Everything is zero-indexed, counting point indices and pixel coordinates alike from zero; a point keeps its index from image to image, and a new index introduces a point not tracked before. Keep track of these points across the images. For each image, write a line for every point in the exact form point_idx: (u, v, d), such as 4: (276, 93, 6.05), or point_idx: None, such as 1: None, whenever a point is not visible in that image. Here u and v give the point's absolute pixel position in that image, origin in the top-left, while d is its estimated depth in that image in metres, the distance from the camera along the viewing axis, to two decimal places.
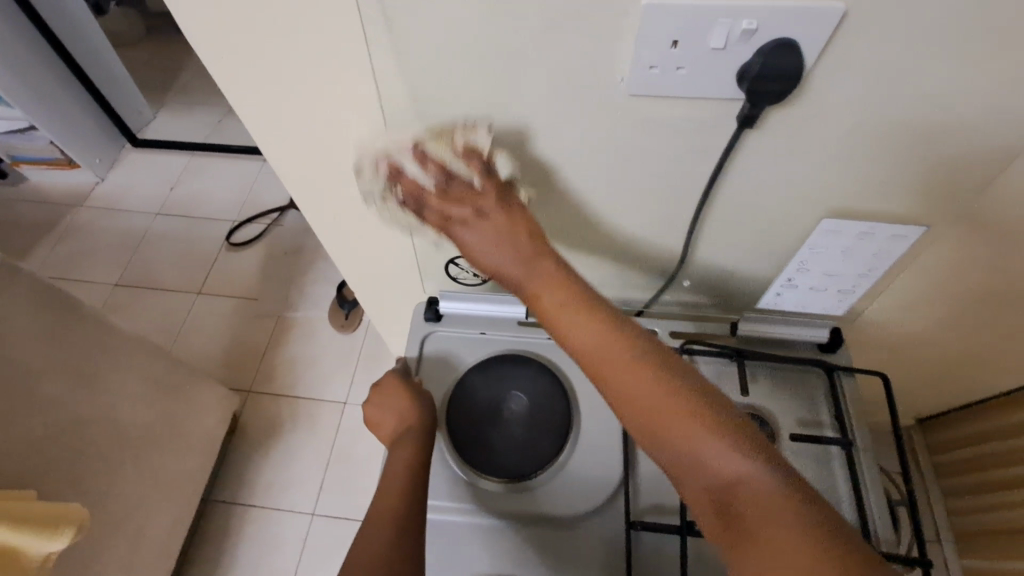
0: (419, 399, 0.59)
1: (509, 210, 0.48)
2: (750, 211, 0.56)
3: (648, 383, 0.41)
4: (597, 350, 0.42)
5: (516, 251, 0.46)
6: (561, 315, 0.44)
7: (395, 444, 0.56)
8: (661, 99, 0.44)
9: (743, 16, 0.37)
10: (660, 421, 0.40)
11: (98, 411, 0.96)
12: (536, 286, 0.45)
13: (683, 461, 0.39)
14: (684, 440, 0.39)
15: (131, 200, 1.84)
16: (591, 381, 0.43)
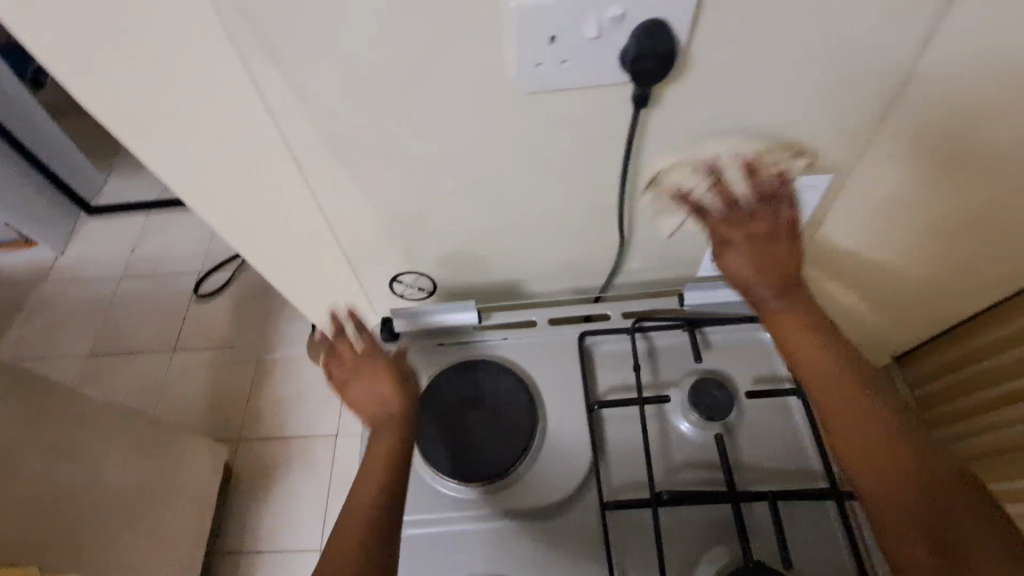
0: (404, 387, 0.57)
1: (771, 242, 0.54)
2: (670, 185, 0.57)
3: (836, 373, 0.49)
4: (830, 383, 0.49)
5: (768, 277, 0.53)
6: (800, 342, 0.51)
7: (377, 434, 0.56)
8: (556, 92, 0.46)
9: (609, 5, 0.39)
10: (875, 450, 0.46)
11: (84, 484, 0.95)
12: (774, 318, 0.53)
13: (897, 492, 0.44)
14: (903, 476, 0.45)
15: (94, 268, 1.82)
16: (814, 401, 0.50)
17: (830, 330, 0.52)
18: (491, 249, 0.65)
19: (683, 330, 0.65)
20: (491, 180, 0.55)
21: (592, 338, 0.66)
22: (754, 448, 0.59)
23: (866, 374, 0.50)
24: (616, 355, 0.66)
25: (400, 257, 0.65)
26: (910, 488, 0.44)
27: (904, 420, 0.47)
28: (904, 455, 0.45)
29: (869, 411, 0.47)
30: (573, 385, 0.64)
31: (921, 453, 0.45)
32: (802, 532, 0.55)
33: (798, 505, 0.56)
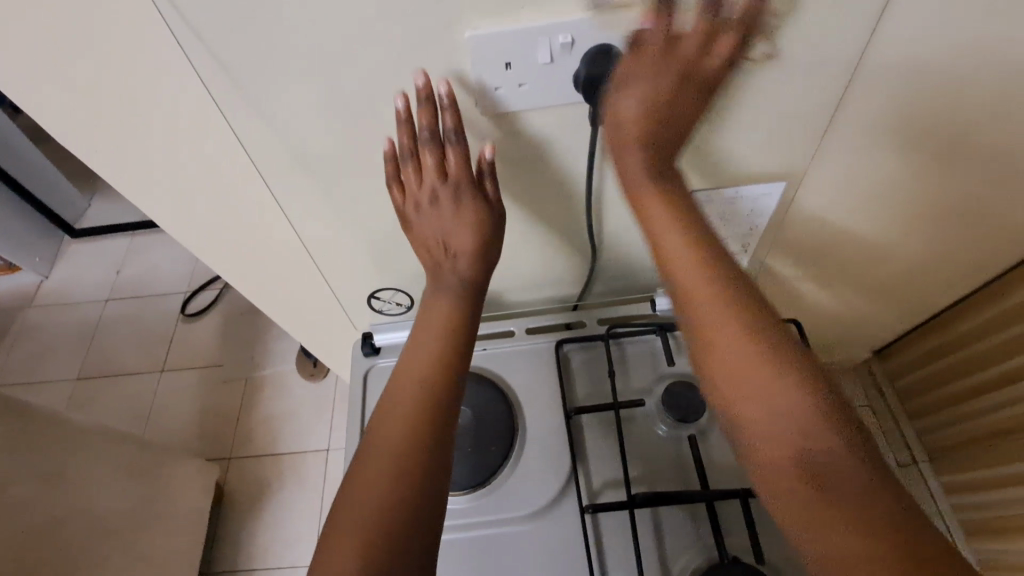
0: (488, 239, 0.51)
1: (686, 102, 0.46)
2: (635, 195, 0.60)
3: (725, 314, 0.47)
4: (716, 322, 0.47)
5: (668, 194, 0.49)
6: (691, 279, 0.48)
7: (448, 295, 0.52)
8: (516, 114, 0.48)
9: (558, 32, 0.42)
10: (761, 389, 0.45)
11: (72, 509, 0.95)
12: (676, 242, 0.49)
13: (776, 429, 0.43)
14: (784, 415, 0.43)
15: (79, 291, 1.82)
16: (698, 345, 0.48)
17: (753, 318, 0.47)
18: None
19: (656, 335, 0.67)
20: None
21: (568, 345, 0.68)
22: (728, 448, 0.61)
23: (796, 367, 0.45)
24: (593, 361, 0.68)
25: (378, 275, 0.67)
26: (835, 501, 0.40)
27: (831, 421, 0.43)
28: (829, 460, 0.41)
29: (797, 412, 0.43)
30: (551, 393, 0.66)
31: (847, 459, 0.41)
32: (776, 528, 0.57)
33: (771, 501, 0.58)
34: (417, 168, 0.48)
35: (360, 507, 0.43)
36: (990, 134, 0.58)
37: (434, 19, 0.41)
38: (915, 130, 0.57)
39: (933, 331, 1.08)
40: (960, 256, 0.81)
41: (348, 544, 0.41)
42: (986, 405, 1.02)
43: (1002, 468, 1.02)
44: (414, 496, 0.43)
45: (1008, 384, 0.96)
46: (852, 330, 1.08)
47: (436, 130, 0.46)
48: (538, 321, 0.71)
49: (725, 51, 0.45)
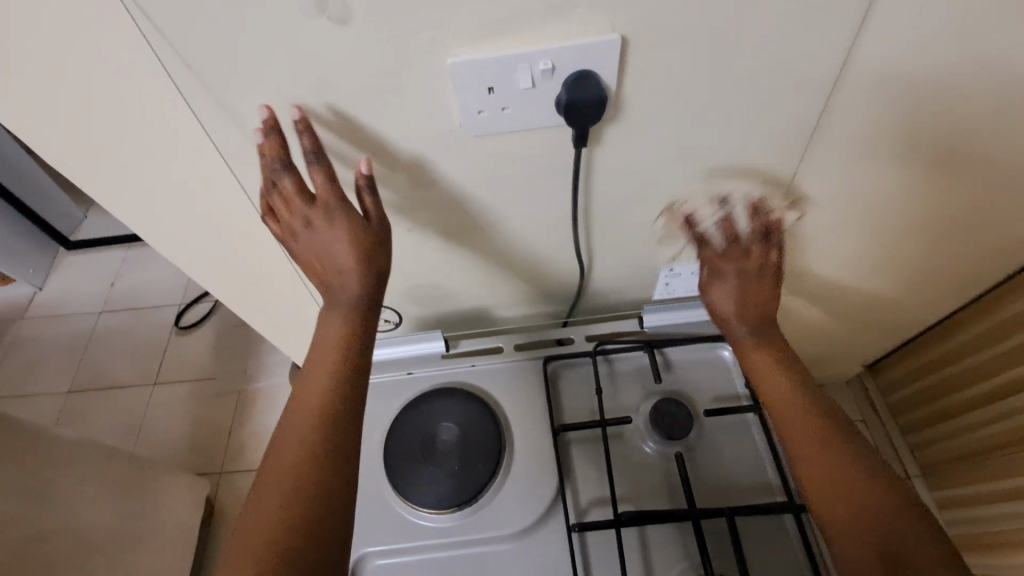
0: (370, 252, 0.49)
1: (759, 277, 0.57)
2: (622, 213, 0.60)
3: (802, 403, 0.51)
4: (792, 409, 0.51)
5: (748, 316, 0.56)
6: (769, 372, 0.54)
7: (339, 313, 0.50)
8: (500, 135, 0.49)
9: (539, 59, 0.42)
10: (844, 473, 0.47)
11: (59, 525, 0.93)
12: (760, 350, 0.55)
13: (864, 513, 0.45)
14: (870, 502, 0.46)
15: (72, 303, 1.81)
16: (779, 428, 0.52)
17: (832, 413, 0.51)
18: (456, 277, 0.68)
19: (644, 352, 0.67)
20: (449, 215, 0.58)
21: (556, 362, 0.68)
22: (716, 466, 0.61)
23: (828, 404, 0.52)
24: (580, 378, 0.68)
25: None
26: (866, 511, 0.45)
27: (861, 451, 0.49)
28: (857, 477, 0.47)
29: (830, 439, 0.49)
30: (540, 409, 0.66)
31: (875, 482, 0.47)
32: (764, 545, 0.57)
33: (759, 520, 0.58)
34: (283, 194, 0.48)
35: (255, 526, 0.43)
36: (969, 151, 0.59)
37: (418, 45, 0.41)
38: (902, 149, 0.58)
39: (926, 344, 1.08)
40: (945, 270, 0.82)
41: (249, 562, 0.42)
42: (979, 419, 1.02)
43: (995, 484, 1.01)
44: (315, 505, 0.44)
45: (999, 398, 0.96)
46: (843, 345, 1.09)
47: (289, 161, 0.46)
48: (526, 338, 0.71)
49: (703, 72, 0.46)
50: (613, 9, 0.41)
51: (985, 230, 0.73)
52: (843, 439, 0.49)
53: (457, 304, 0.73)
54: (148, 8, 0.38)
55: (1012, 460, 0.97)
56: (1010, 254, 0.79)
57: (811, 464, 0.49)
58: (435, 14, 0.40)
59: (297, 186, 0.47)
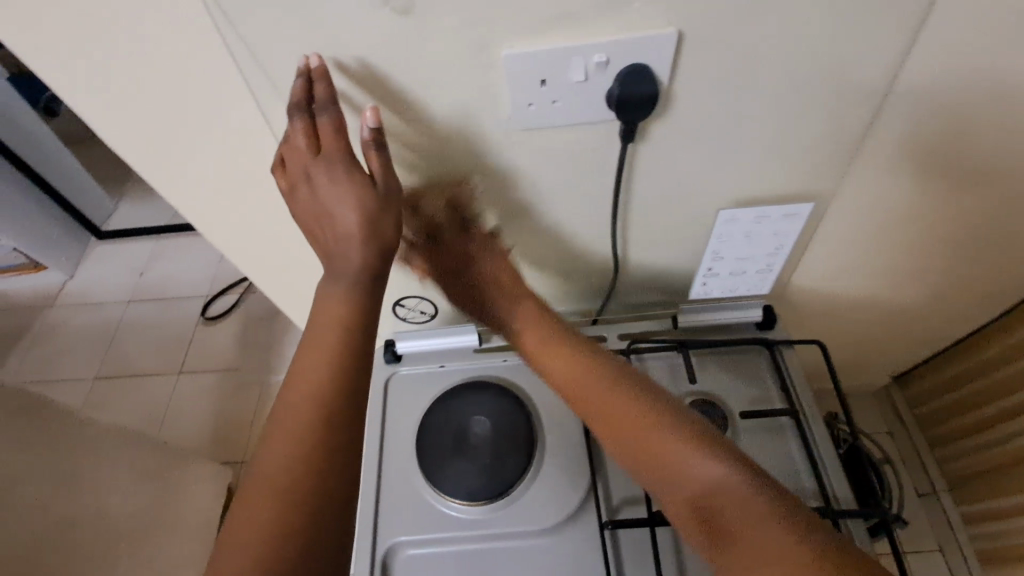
0: (375, 219, 0.47)
1: (379, 216, 0.48)
2: (662, 211, 0.60)
3: (585, 378, 0.55)
4: (580, 390, 0.55)
5: (511, 296, 0.62)
6: (548, 356, 0.58)
7: (346, 281, 0.48)
8: (547, 129, 0.49)
9: (594, 52, 0.42)
10: (631, 432, 0.50)
11: (86, 508, 0.95)
12: (532, 334, 0.60)
13: (661, 461, 0.48)
14: (661, 447, 0.48)
15: (102, 292, 1.85)
16: (580, 412, 0.55)
17: (618, 376, 0.55)
18: None
19: (677, 352, 0.67)
20: (489, 209, 0.58)
21: None
22: None
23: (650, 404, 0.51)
24: None
25: (403, 282, 0.68)
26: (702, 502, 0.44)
27: (690, 440, 0.48)
28: (685, 470, 0.46)
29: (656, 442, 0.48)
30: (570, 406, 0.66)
31: (721, 476, 0.45)
32: None
33: None
34: (291, 145, 0.47)
35: (263, 508, 0.41)
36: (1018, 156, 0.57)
37: (473, 36, 0.42)
38: (937, 155, 0.57)
39: (954, 357, 1.06)
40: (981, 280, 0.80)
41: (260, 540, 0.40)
42: (1005, 435, 0.99)
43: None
44: (331, 491, 0.43)
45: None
46: (873, 355, 1.07)
47: (308, 109, 0.44)
48: None
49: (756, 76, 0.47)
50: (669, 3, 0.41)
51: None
52: (628, 395, 0.52)
53: None
54: None
55: None
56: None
57: (609, 434, 0.51)
58: (492, 6, 0.40)
59: (306, 134, 0.45)
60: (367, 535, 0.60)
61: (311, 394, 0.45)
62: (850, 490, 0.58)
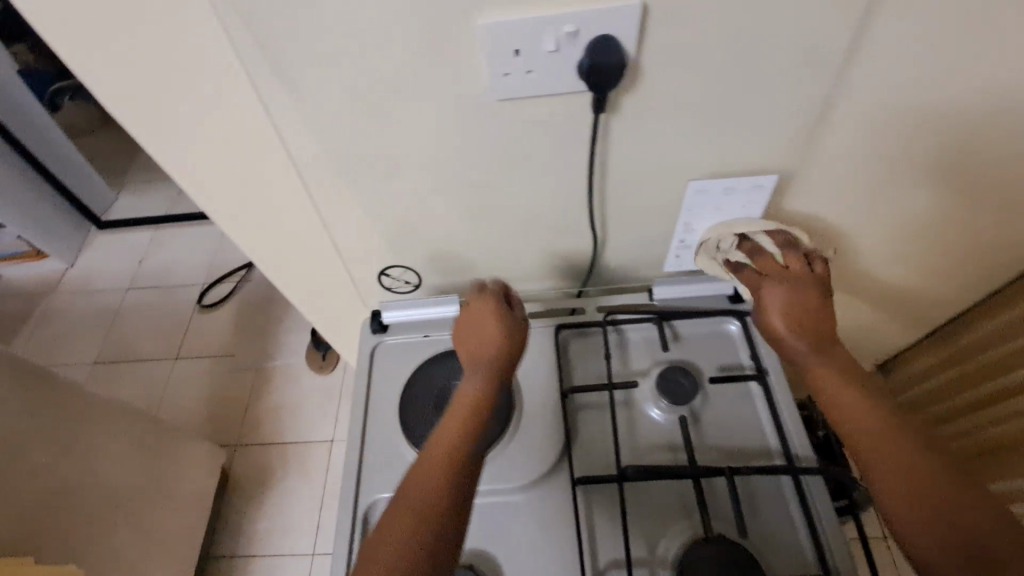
0: (510, 333, 0.60)
1: (514, 334, 0.60)
2: (637, 183, 0.63)
3: (873, 417, 0.50)
4: (864, 425, 0.49)
5: (798, 329, 0.55)
6: (832, 385, 0.53)
7: (476, 373, 0.58)
8: (523, 99, 0.52)
9: (563, 23, 0.45)
10: (926, 486, 0.45)
11: (86, 478, 0.97)
12: (810, 361, 0.55)
13: (947, 525, 0.43)
14: (947, 510, 0.44)
15: (102, 279, 1.88)
16: (852, 449, 0.49)
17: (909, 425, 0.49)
18: (471, 243, 0.71)
19: (653, 323, 0.70)
20: (472, 179, 0.61)
21: (568, 330, 0.71)
22: (718, 431, 0.63)
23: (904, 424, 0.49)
24: (591, 346, 0.71)
25: (390, 252, 0.71)
26: (956, 532, 0.43)
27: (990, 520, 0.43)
28: (944, 491, 0.44)
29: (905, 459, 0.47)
30: (550, 372, 0.68)
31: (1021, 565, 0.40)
32: (760, 504, 0.59)
33: (759, 482, 0.60)
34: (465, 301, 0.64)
35: (390, 537, 0.46)
36: (965, 121, 0.61)
37: (452, 6, 0.45)
38: None
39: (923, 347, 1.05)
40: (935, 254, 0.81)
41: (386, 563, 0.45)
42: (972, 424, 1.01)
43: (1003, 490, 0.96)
44: (445, 529, 0.47)
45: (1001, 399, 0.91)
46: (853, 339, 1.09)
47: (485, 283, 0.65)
48: (538, 308, 0.74)
49: (719, 49, 0.50)
50: None
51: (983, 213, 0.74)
52: (917, 449, 0.47)
53: (472, 272, 0.76)
54: None
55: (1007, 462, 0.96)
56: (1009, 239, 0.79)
57: (888, 480, 0.46)
58: None
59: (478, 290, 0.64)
60: (349, 491, 0.63)
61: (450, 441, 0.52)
62: (811, 450, 0.61)
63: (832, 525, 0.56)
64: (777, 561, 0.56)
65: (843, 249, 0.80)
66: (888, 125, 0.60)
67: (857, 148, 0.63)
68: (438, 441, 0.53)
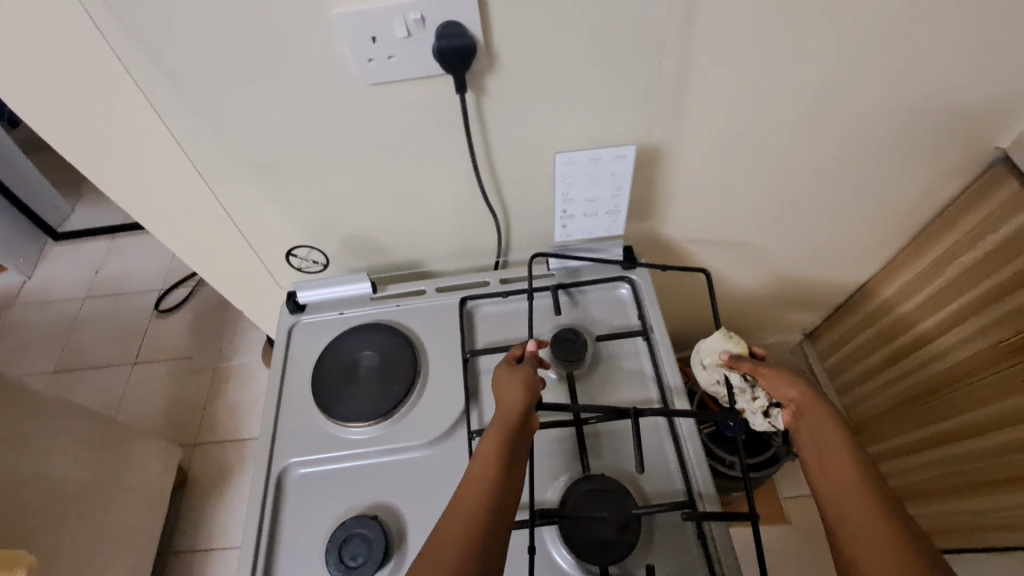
0: (530, 384, 0.58)
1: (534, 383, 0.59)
2: (519, 160, 0.68)
3: (834, 442, 0.53)
4: (823, 445, 0.53)
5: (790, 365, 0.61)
6: (809, 409, 0.56)
7: (497, 426, 0.55)
8: (392, 83, 0.57)
9: (409, 10, 0.51)
10: (854, 503, 0.49)
11: (36, 471, 1.00)
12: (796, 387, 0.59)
13: (859, 535, 0.47)
14: (861, 523, 0.47)
15: (58, 290, 1.88)
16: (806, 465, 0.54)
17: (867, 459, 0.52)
18: (376, 225, 0.76)
19: (550, 292, 0.76)
20: (364, 162, 0.66)
21: (473, 301, 0.76)
22: (605, 383, 0.70)
23: (899, 517, 0.47)
24: (495, 315, 0.76)
25: (301, 235, 0.75)
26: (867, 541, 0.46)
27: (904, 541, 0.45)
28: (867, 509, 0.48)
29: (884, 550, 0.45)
30: (454, 340, 0.73)
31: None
32: (639, 447, 0.65)
33: (638, 424, 0.66)
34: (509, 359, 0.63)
35: None
36: (805, 91, 0.68)
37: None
38: None
39: (861, 300, 1.14)
40: (827, 211, 0.89)
41: None
42: (898, 374, 1.10)
43: (930, 433, 1.03)
44: None
45: (912, 351, 1.05)
46: (767, 306, 1.17)
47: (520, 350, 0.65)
48: (445, 282, 0.79)
49: (561, 32, 0.56)
50: None
51: (843, 173, 0.82)
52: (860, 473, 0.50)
53: (384, 255, 0.81)
54: None
55: (928, 409, 1.03)
56: (874, 198, 0.88)
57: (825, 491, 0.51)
58: None
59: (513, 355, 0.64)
60: (264, 458, 0.67)
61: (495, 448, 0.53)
62: (685, 394, 0.67)
63: (701, 458, 0.62)
64: (652, 493, 0.62)
65: (732, 216, 0.87)
66: (741, 94, 0.67)
67: (716, 120, 0.70)
68: (460, 506, 0.49)
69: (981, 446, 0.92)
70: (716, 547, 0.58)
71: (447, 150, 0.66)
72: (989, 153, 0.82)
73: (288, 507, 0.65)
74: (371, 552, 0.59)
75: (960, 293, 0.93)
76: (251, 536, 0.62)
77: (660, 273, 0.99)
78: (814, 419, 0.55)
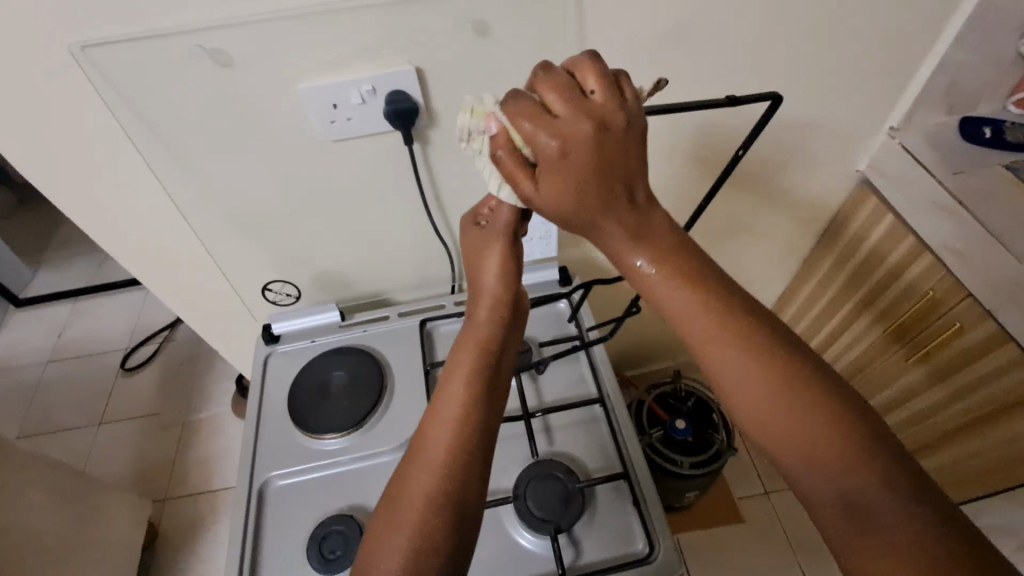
0: (507, 268, 0.62)
1: (515, 260, 0.62)
2: (463, 198, 0.81)
3: (722, 342, 0.46)
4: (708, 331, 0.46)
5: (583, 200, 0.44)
6: (666, 282, 0.46)
7: (477, 332, 0.60)
8: (352, 139, 0.70)
9: (363, 83, 0.64)
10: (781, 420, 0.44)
11: (7, 527, 1.01)
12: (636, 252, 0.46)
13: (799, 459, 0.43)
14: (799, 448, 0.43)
15: (18, 357, 1.87)
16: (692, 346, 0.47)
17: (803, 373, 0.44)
18: (342, 261, 0.86)
19: None
20: (331, 207, 0.77)
21: (432, 322, 0.86)
22: (551, 383, 0.80)
23: (843, 445, 0.42)
24: (452, 332, 0.86)
25: (274, 272, 0.85)
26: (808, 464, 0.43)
27: (842, 472, 0.42)
28: (813, 442, 0.43)
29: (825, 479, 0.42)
30: (416, 357, 0.83)
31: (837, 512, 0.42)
32: (580, 433, 0.76)
33: (578, 413, 0.77)
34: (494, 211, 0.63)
35: (396, 537, 0.49)
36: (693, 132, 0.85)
37: (280, 73, 0.62)
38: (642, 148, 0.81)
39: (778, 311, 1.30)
40: (731, 228, 1.05)
41: (396, 554, 0.48)
42: None
43: (892, 395, 1.09)
44: (445, 511, 0.50)
45: (870, 305, 1.07)
46: None
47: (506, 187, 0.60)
48: (406, 308, 0.89)
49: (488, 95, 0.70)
50: (406, 51, 0.64)
51: (738, 195, 0.98)
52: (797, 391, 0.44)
53: (350, 288, 0.91)
54: (94, 65, 0.58)
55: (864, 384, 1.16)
56: (771, 213, 1.05)
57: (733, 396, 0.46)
58: (291, 56, 0.61)
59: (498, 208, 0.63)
60: (248, 474, 0.74)
61: (451, 418, 0.54)
62: (617, 384, 0.78)
63: (632, 437, 0.73)
64: (593, 469, 0.72)
65: None
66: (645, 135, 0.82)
67: None
68: (440, 418, 0.55)
69: (906, 412, 1.06)
70: (648, 507, 0.68)
71: (402, 193, 0.78)
72: (852, 174, 1.00)
73: (271, 515, 0.71)
74: (348, 545, 0.66)
75: (859, 285, 1.08)
76: (237, 544, 0.68)
77: (601, 292, 1.11)
78: (556, 200, 0.44)
